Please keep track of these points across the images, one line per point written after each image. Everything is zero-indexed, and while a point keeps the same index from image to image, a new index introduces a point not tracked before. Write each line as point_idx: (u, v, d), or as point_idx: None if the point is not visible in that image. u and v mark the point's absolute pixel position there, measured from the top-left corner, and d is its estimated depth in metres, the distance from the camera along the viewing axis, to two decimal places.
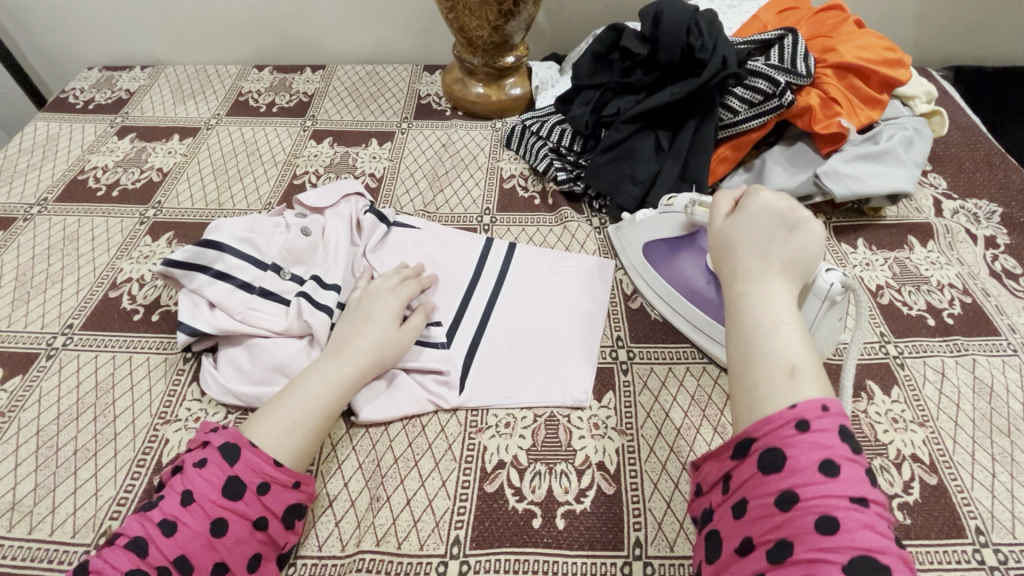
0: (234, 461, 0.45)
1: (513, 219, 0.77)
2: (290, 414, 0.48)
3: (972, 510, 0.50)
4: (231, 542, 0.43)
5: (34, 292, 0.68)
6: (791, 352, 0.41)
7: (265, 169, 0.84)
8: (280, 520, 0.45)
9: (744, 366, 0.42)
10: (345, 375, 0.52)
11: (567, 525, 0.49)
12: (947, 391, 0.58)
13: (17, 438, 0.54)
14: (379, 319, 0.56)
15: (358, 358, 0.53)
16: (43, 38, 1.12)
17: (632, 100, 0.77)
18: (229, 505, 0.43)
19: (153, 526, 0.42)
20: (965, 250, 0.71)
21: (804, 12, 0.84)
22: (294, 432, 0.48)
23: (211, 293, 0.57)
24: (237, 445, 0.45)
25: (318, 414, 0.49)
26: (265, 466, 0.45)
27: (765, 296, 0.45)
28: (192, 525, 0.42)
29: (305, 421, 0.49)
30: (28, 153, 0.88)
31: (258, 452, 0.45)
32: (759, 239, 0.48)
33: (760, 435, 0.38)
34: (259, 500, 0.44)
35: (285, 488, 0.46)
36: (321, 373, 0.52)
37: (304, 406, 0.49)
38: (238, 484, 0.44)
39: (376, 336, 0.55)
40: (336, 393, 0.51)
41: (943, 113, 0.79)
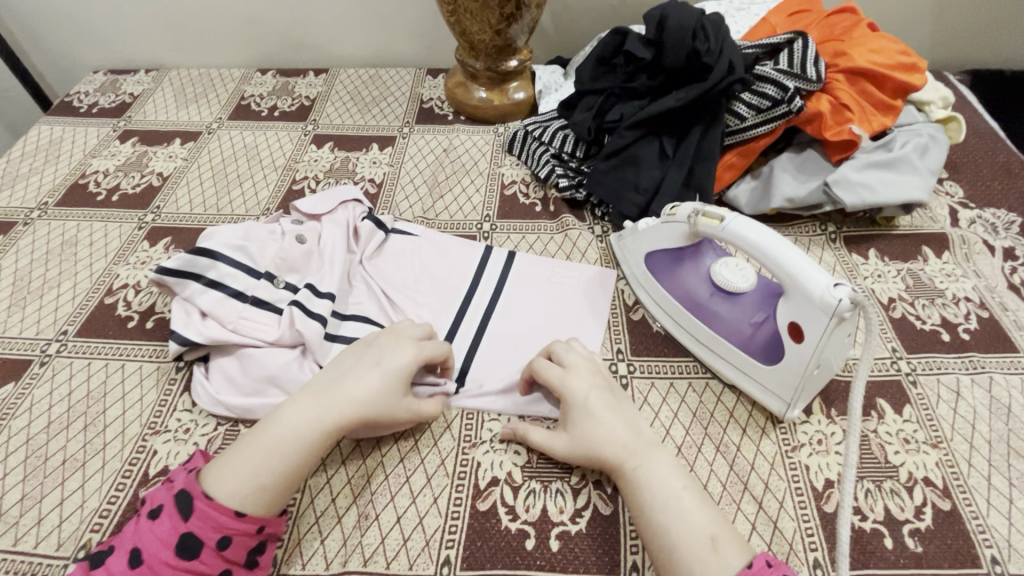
0: (188, 517, 0.42)
1: (513, 226, 0.75)
2: (255, 468, 0.44)
3: (988, 537, 0.47)
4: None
5: (30, 298, 0.67)
6: (703, 525, 0.42)
7: (265, 174, 0.84)
8: (243, 567, 0.44)
9: (671, 553, 0.41)
10: (325, 430, 0.47)
11: (561, 547, 0.47)
12: (963, 410, 0.55)
13: (7, 447, 0.54)
14: (384, 371, 0.50)
15: (343, 417, 0.47)
16: (50, 41, 1.13)
17: (636, 105, 0.76)
18: (185, 565, 0.41)
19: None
20: (981, 261, 0.68)
21: (815, 15, 0.81)
22: (259, 492, 0.44)
23: (204, 302, 0.56)
24: (191, 497, 0.43)
25: (287, 473, 0.45)
26: (224, 520, 0.42)
27: (651, 470, 0.45)
28: None
29: (274, 480, 0.44)
30: (31, 156, 0.88)
31: (212, 505, 0.42)
32: (612, 405, 0.50)
33: None
34: (219, 555, 0.42)
35: (250, 535, 0.44)
36: (300, 426, 0.46)
37: (273, 461, 0.45)
38: (194, 540, 0.42)
39: (376, 389, 0.49)
40: (313, 448, 0.46)
41: (960, 118, 0.77)
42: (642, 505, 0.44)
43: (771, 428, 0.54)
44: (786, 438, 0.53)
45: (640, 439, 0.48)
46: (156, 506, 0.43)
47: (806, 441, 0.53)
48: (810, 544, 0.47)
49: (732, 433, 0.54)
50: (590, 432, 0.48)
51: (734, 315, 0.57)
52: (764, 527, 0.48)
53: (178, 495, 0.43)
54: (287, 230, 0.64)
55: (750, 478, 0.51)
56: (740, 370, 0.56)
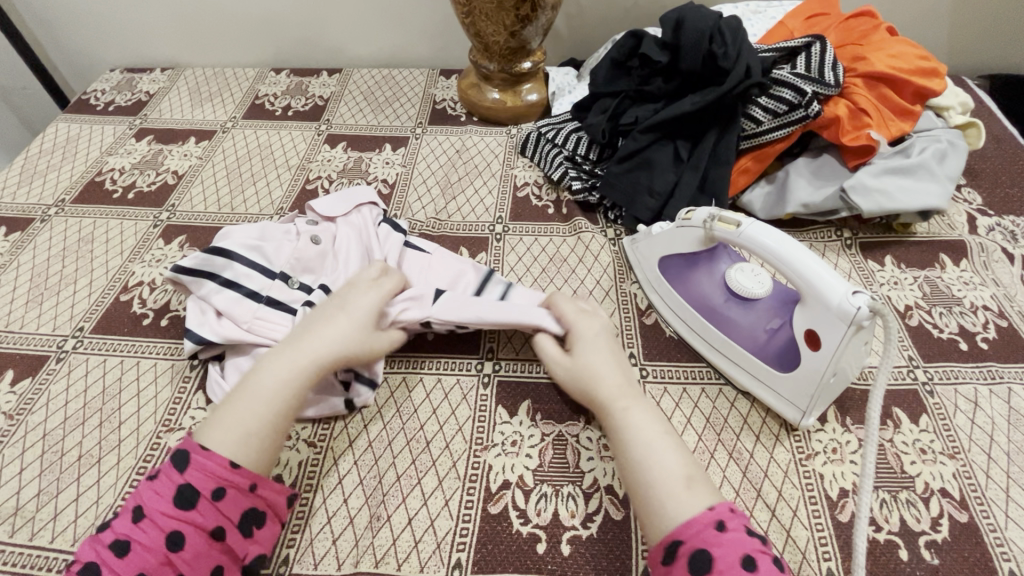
0: (183, 469, 0.43)
1: (526, 228, 0.75)
2: (240, 419, 0.45)
3: (1006, 551, 0.47)
4: (189, 556, 0.41)
5: (46, 294, 0.68)
6: (678, 465, 0.44)
7: (279, 173, 0.84)
8: (238, 528, 0.43)
9: (648, 487, 0.43)
10: (298, 368, 0.48)
11: (572, 552, 0.47)
12: (981, 421, 0.55)
13: (24, 442, 0.55)
14: (353, 315, 0.53)
15: (316, 357, 0.49)
16: (68, 39, 1.14)
17: (651, 108, 0.75)
18: (182, 516, 0.41)
19: (105, 549, 0.41)
20: (1000, 270, 0.68)
21: (833, 19, 0.81)
22: (247, 442, 0.45)
23: (219, 301, 0.57)
24: (187, 452, 0.44)
25: (271, 418, 0.46)
26: (218, 469, 0.43)
27: (641, 411, 0.47)
28: (146, 541, 0.41)
29: (259, 428, 0.45)
30: (49, 154, 0.89)
31: (208, 455, 0.43)
32: (609, 357, 0.52)
33: (686, 537, 0.39)
34: (214, 507, 0.42)
35: (242, 493, 0.44)
36: (278, 370, 0.48)
37: (257, 408, 0.46)
38: (190, 491, 0.42)
39: (340, 327, 0.51)
40: (293, 390, 0.48)
41: (979, 124, 0.75)
42: (626, 444, 0.46)
43: (785, 435, 0.54)
44: (800, 446, 0.53)
45: (631, 388, 0.50)
46: (157, 471, 0.44)
47: (820, 449, 0.53)
48: (823, 554, 0.47)
49: (745, 440, 0.54)
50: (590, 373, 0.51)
51: (749, 321, 0.56)
52: (778, 535, 0.48)
53: (176, 453, 0.44)
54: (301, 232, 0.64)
55: (763, 486, 0.51)
56: (755, 377, 0.56)
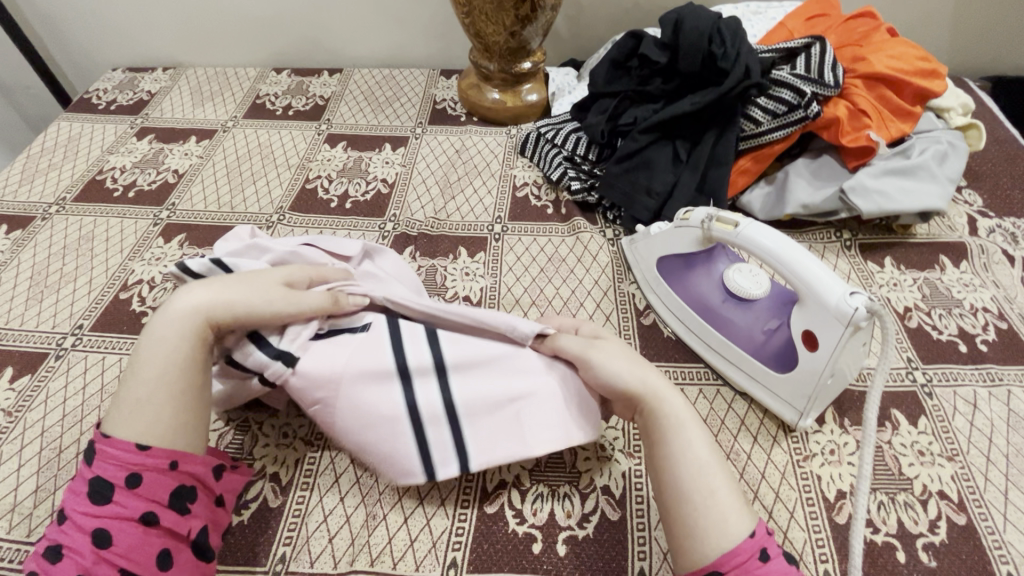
0: (94, 463, 0.41)
1: (524, 228, 0.75)
2: (136, 390, 0.43)
3: (1004, 553, 0.47)
4: (123, 548, 0.39)
5: (46, 292, 0.68)
6: (727, 477, 0.42)
7: (279, 172, 0.84)
8: (168, 507, 0.41)
9: (706, 496, 0.41)
10: (185, 325, 0.45)
11: (568, 552, 0.47)
12: (980, 424, 0.54)
13: (22, 438, 0.55)
14: (249, 275, 0.48)
15: (200, 307, 0.45)
16: (71, 40, 1.15)
17: (650, 108, 0.75)
18: (102, 511, 0.39)
19: (42, 559, 0.39)
20: (1001, 272, 0.67)
21: (833, 20, 0.81)
22: (141, 409, 0.42)
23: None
24: (95, 446, 0.42)
25: (162, 384, 0.43)
26: (128, 455, 0.41)
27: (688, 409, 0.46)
28: (74, 545, 0.38)
29: (150, 397, 0.43)
30: (51, 152, 0.90)
31: (112, 442, 0.41)
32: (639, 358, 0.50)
33: (731, 569, 0.38)
34: (133, 494, 0.40)
35: (162, 473, 0.42)
36: (164, 328, 0.45)
37: (148, 371, 0.43)
38: (104, 484, 0.40)
39: (241, 282, 0.48)
40: (183, 352, 0.44)
41: (981, 126, 0.75)
42: (680, 445, 0.44)
43: (783, 436, 0.54)
44: (798, 447, 0.53)
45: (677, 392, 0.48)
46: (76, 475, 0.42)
47: (818, 450, 0.53)
48: (820, 555, 0.46)
49: (743, 441, 0.54)
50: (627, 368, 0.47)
51: (747, 321, 0.56)
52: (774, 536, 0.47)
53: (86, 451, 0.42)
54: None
55: (760, 487, 0.50)
56: (752, 378, 0.56)
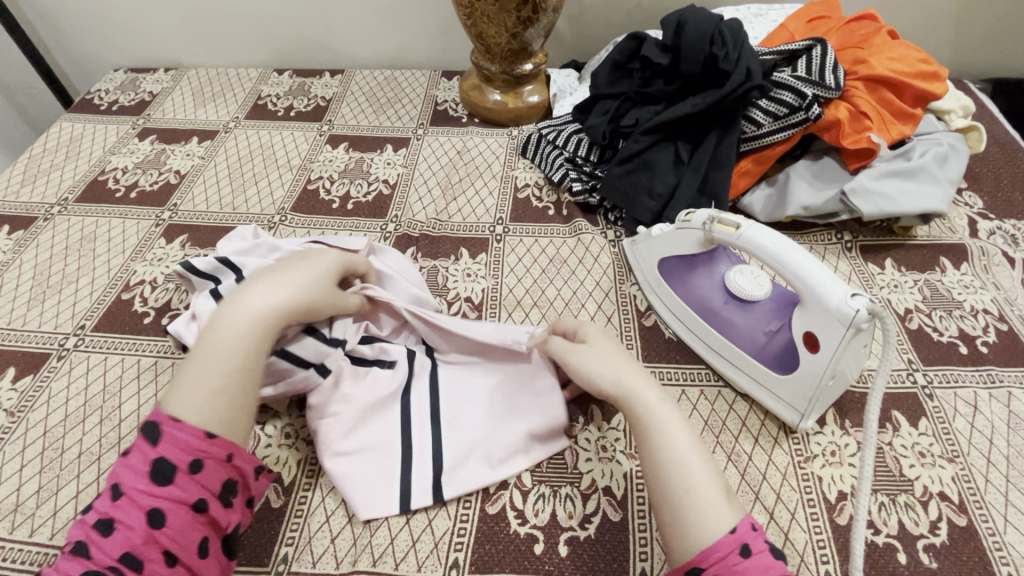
0: (156, 442, 0.41)
1: (525, 229, 0.75)
2: (207, 378, 0.43)
3: (1004, 555, 0.47)
4: (173, 532, 0.39)
5: (48, 293, 0.68)
6: (712, 474, 0.42)
7: (280, 173, 0.85)
8: (219, 498, 0.42)
9: (684, 495, 0.41)
10: (261, 315, 0.46)
11: (569, 553, 0.47)
12: (980, 425, 0.54)
13: (25, 439, 0.55)
14: (317, 268, 0.52)
15: (281, 301, 0.47)
16: (74, 41, 1.15)
17: (651, 110, 0.75)
18: (160, 492, 0.39)
19: (90, 529, 0.39)
20: (1001, 274, 0.68)
21: (834, 22, 0.81)
22: (217, 400, 0.43)
23: (198, 303, 0.57)
24: (157, 423, 0.41)
25: (239, 373, 0.44)
26: (194, 441, 0.41)
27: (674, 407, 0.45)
28: (126, 521, 0.39)
29: (228, 386, 0.43)
30: (53, 153, 0.90)
31: (180, 427, 0.41)
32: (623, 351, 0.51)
33: (710, 565, 0.38)
34: (192, 480, 0.40)
35: (220, 463, 0.42)
36: (239, 318, 0.45)
37: (224, 360, 0.44)
38: (166, 465, 0.40)
39: (308, 276, 0.51)
40: (261, 342, 0.46)
41: (981, 128, 0.75)
42: (661, 443, 0.43)
43: (784, 438, 0.54)
44: (799, 449, 0.53)
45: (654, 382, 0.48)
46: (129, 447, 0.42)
47: (819, 452, 0.53)
48: (821, 556, 0.46)
49: (743, 442, 0.54)
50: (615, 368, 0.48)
51: (749, 323, 0.57)
52: (775, 537, 0.48)
53: (144, 425, 0.42)
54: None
55: (761, 488, 0.50)
56: (754, 379, 0.56)
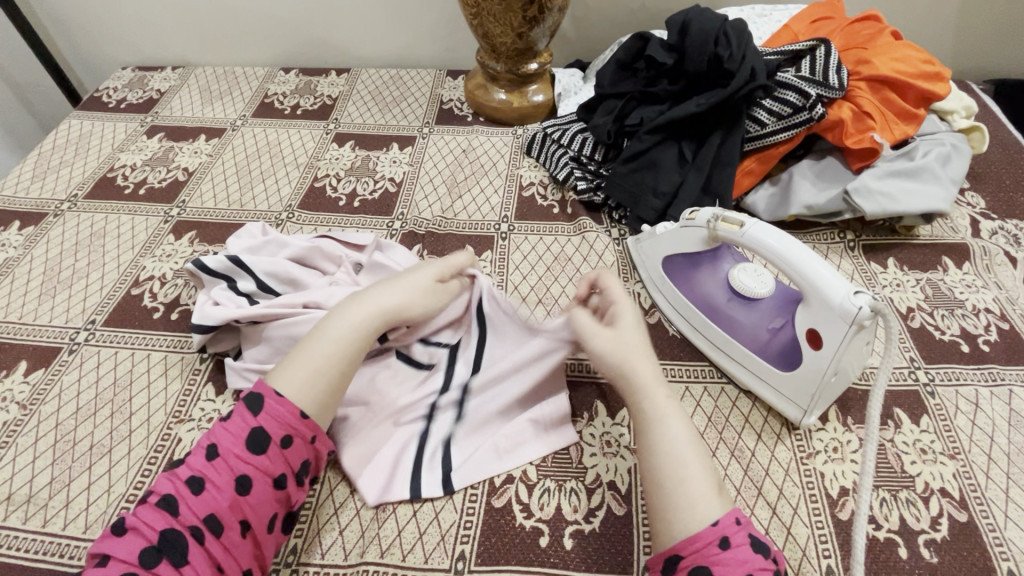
0: (257, 412, 0.45)
1: (530, 227, 0.76)
2: (310, 358, 0.49)
3: (1004, 550, 0.47)
4: (254, 501, 0.43)
5: (59, 288, 0.69)
6: (709, 470, 0.45)
7: (287, 171, 0.85)
8: (296, 476, 0.46)
9: (679, 483, 0.43)
10: (367, 312, 0.52)
11: (574, 545, 0.48)
12: (981, 423, 0.55)
13: (38, 431, 0.56)
14: (426, 274, 0.57)
15: (392, 304, 0.53)
16: (82, 39, 1.16)
17: (657, 110, 0.76)
18: (253, 460, 0.44)
19: (181, 484, 0.42)
20: (1003, 273, 0.68)
21: (837, 23, 0.81)
22: (315, 380, 0.48)
23: (216, 292, 0.58)
24: (261, 395, 0.46)
25: (338, 360, 0.49)
26: (291, 418, 0.46)
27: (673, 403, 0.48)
28: (217, 481, 0.43)
29: (326, 368, 0.48)
30: (62, 150, 0.91)
31: (282, 402, 0.46)
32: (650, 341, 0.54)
33: (687, 553, 0.40)
34: (281, 453, 0.45)
35: (305, 442, 0.46)
36: (352, 312, 0.52)
37: (330, 346, 0.49)
38: (262, 435, 0.45)
39: (414, 282, 0.56)
40: (362, 336, 0.51)
41: (983, 128, 0.76)
42: (661, 434, 0.46)
43: (786, 434, 0.55)
44: (801, 445, 0.54)
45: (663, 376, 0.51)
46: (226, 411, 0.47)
47: (821, 448, 0.53)
48: (823, 550, 0.47)
49: (747, 438, 0.54)
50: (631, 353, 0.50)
51: (752, 320, 0.57)
52: (777, 532, 0.48)
53: (249, 395, 0.46)
54: (331, 272, 0.63)
55: (764, 484, 0.51)
56: (758, 377, 0.56)
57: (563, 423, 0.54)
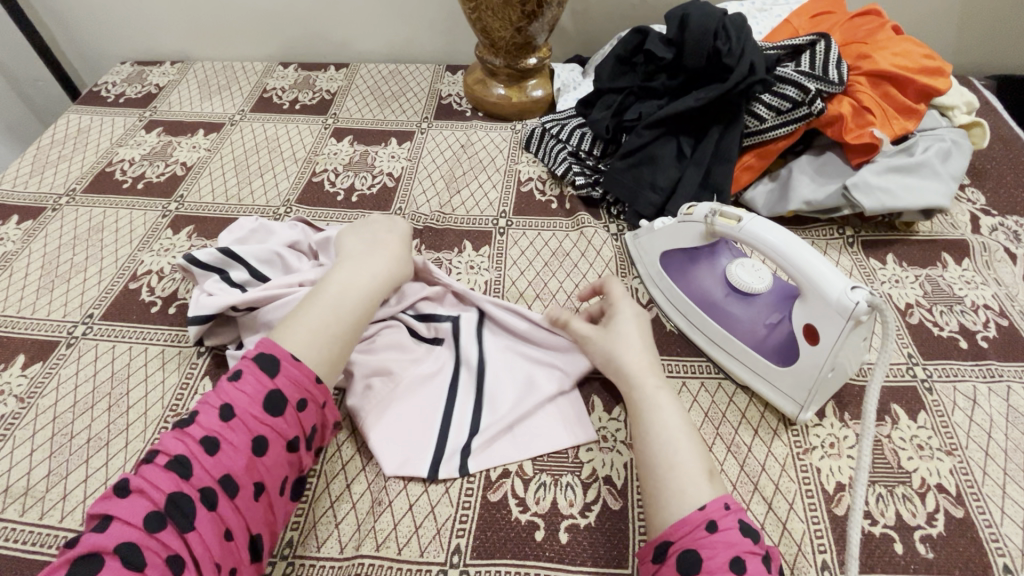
0: (274, 374, 0.46)
1: (528, 222, 0.76)
2: (322, 322, 0.50)
3: (1000, 546, 0.47)
4: (270, 463, 0.44)
5: (57, 282, 0.69)
6: (700, 458, 0.45)
7: (286, 166, 0.85)
8: (307, 440, 0.47)
9: (667, 472, 0.44)
10: (371, 280, 0.55)
11: (570, 539, 0.48)
12: (979, 419, 0.55)
13: (35, 424, 0.56)
14: (400, 244, 0.62)
15: (388, 273, 0.57)
16: (81, 33, 1.16)
17: (656, 105, 0.76)
18: (270, 422, 0.44)
19: (194, 444, 0.42)
20: (1002, 270, 0.68)
21: (838, 17, 0.81)
22: (333, 342, 0.50)
23: (210, 283, 0.58)
24: (277, 358, 0.47)
25: (351, 323, 0.52)
26: (307, 382, 0.47)
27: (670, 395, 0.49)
28: (234, 441, 0.43)
29: (343, 332, 0.51)
30: (60, 144, 0.91)
31: (299, 365, 0.47)
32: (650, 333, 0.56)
33: (676, 538, 0.40)
34: (297, 416, 0.46)
35: (318, 407, 0.48)
36: (355, 282, 0.54)
37: (341, 311, 0.52)
38: (280, 398, 0.45)
39: (398, 252, 0.60)
40: (368, 301, 0.54)
41: (984, 124, 0.75)
42: (648, 424, 0.47)
43: (783, 429, 0.55)
44: (798, 440, 0.54)
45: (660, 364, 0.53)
46: (236, 370, 0.46)
47: (818, 443, 0.53)
48: (819, 546, 0.47)
49: (743, 433, 0.54)
50: (626, 345, 0.53)
51: (749, 316, 0.57)
52: (773, 527, 0.48)
53: (261, 356, 0.47)
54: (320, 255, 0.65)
55: (760, 479, 0.51)
56: (754, 372, 0.56)
57: (577, 422, 0.55)
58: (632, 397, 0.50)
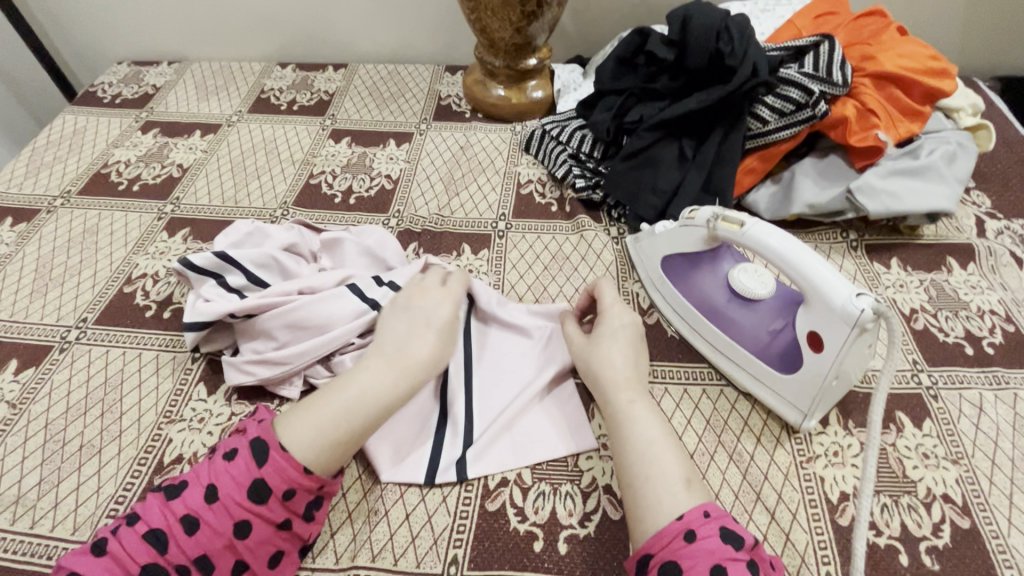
0: (262, 463, 0.43)
1: (528, 226, 0.75)
2: (327, 424, 0.45)
3: (1008, 558, 0.46)
4: (251, 544, 0.42)
5: (51, 286, 0.68)
6: (678, 466, 0.44)
7: (283, 168, 0.84)
8: (300, 519, 0.44)
9: (644, 481, 0.44)
10: (394, 380, 0.48)
11: (569, 550, 0.47)
12: (985, 427, 0.54)
13: (26, 431, 0.55)
14: (442, 324, 0.53)
15: (417, 376, 0.50)
16: (78, 33, 1.15)
17: (657, 106, 0.75)
18: (254, 508, 0.42)
19: (174, 521, 0.41)
20: (1009, 274, 0.67)
21: (842, 18, 0.80)
22: (335, 448, 0.45)
23: (206, 289, 0.57)
24: (266, 444, 0.44)
25: (360, 428, 0.46)
26: (295, 474, 0.43)
27: (643, 406, 0.49)
28: (214, 524, 0.41)
29: (349, 439, 0.45)
30: (56, 145, 0.90)
31: (287, 457, 0.43)
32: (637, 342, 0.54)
33: (655, 550, 0.40)
34: (283, 505, 0.43)
35: (310, 492, 0.44)
36: (378, 389, 0.47)
37: (352, 417, 0.46)
38: (265, 487, 0.43)
39: (437, 342, 0.52)
40: (387, 408, 0.48)
41: (990, 126, 0.74)
42: (626, 437, 0.47)
43: (786, 438, 0.54)
44: (801, 449, 0.53)
45: (639, 374, 0.52)
46: (232, 448, 0.44)
47: (821, 452, 0.52)
48: (822, 557, 0.46)
49: (746, 442, 0.53)
50: (604, 356, 0.52)
51: (751, 323, 0.56)
52: (776, 538, 0.47)
53: (253, 441, 0.44)
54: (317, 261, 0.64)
55: (763, 489, 0.50)
56: (757, 380, 0.55)
57: (577, 427, 0.54)
58: (610, 405, 0.50)
